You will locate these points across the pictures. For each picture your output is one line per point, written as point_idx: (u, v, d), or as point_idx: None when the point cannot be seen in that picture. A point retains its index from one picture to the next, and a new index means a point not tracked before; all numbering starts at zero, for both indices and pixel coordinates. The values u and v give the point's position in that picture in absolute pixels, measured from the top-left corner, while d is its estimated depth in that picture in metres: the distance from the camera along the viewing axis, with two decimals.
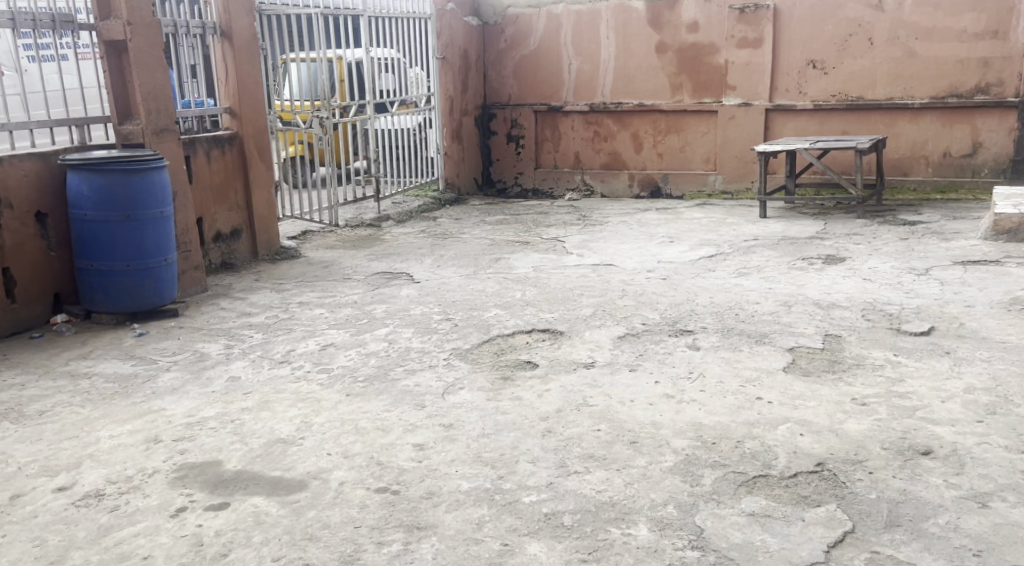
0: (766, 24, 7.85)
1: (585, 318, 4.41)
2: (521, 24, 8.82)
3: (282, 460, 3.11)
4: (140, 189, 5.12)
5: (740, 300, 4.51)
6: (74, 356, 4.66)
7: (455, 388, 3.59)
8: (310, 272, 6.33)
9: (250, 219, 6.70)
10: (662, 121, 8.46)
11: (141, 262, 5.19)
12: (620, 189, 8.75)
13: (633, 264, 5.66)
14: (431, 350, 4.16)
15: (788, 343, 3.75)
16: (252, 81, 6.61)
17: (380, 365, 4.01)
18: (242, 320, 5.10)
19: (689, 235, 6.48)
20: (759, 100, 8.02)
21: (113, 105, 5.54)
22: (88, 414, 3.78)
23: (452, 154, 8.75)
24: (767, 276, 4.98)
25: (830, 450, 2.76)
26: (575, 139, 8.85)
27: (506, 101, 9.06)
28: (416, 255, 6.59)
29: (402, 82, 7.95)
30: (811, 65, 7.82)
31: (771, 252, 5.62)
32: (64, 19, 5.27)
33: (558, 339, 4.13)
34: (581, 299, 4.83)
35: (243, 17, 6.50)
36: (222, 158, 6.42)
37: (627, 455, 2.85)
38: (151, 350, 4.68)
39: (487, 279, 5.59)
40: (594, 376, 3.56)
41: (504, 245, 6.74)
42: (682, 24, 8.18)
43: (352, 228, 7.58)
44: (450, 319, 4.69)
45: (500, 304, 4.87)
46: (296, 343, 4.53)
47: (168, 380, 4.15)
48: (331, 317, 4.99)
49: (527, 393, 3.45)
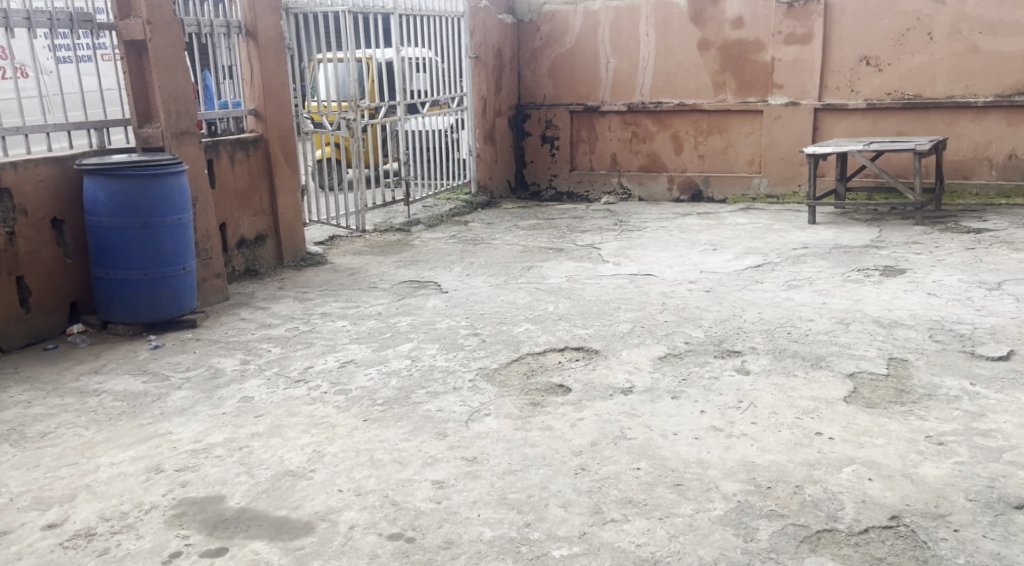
0: (816, 18, 7.46)
1: (622, 335, 4.10)
2: (557, 21, 8.50)
3: (290, 497, 2.83)
4: (157, 195, 4.89)
5: (793, 316, 4.17)
6: (85, 370, 4.40)
7: (480, 414, 3.30)
8: (336, 279, 6.08)
9: (276, 224, 6.48)
10: (703, 122, 8.10)
11: (158, 270, 4.96)
12: (660, 191, 8.41)
13: (673, 274, 5.34)
14: (457, 369, 3.88)
15: (848, 368, 3.40)
16: (279, 82, 6.38)
17: (401, 387, 3.72)
18: (262, 332, 4.84)
19: (733, 243, 6.14)
20: (808, 99, 7.63)
21: (132, 107, 5.32)
22: (91, 438, 3.49)
23: (485, 155, 8.46)
24: (820, 289, 4.63)
25: (905, 500, 2.42)
26: (612, 140, 8.52)
27: (541, 100, 8.75)
28: (446, 262, 6.31)
29: (435, 82, 7.69)
30: (864, 62, 7.41)
31: (823, 262, 5.25)
32: (83, 19, 5.11)
33: (593, 359, 3.82)
34: (618, 313, 4.51)
35: (270, 16, 6.27)
36: (247, 161, 6.19)
37: (672, 500, 2.53)
38: (164, 365, 4.41)
39: (518, 290, 5.30)
40: (633, 404, 3.25)
41: (537, 252, 6.44)
42: (726, 19, 7.81)
43: (381, 234, 7.33)
44: (478, 334, 4.41)
45: (531, 318, 4.58)
46: (315, 359, 4.27)
47: (178, 400, 3.86)
48: (353, 330, 4.72)
49: (558, 423, 3.15)
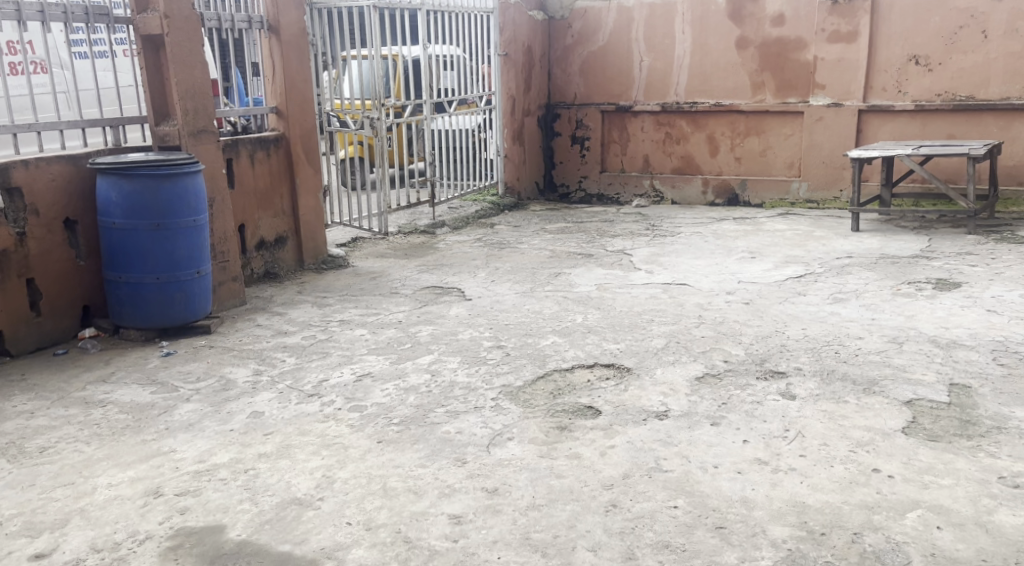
0: (861, 15, 7.14)
1: (656, 352, 3.85)
2: (590, 18, 8.24)
3: (295, 529, 2.60)
4: (171, 196, 4.68)
5: (840, 334, 3.90)
6: (93, 379, 4.11)
7: (502, 439, 3.06)
8: (357, 284, 5.87)
9: (296, 226, 6.28)
10: (740, 123, 7.80)
11: (172, 274, 4.74)
12: (693, 195, 8.11)
13: (709, 283, 5.07)
14: (479, 386, 3.64)
15: (905, 395, 3.14)
16: (302, 79, 6.17)
17: (419, 405, 3.49)
18: (277, 341, 4.62)
19: (772, 251, 5.85)
20: (851, 100, 7.31)
21: (149, 103, 5.11)
22: (91, 455, 3.22)
23: (514, 156, 8.21)
24: (869, 304, 4.36)
25: (981, 555, 2.18)
26: (645, 141, 8.24)
27: (572, 100, 8.49)
28: (471, 267, 6.08)
29: (464, 80, 7.47)
30: (913, 61, 7.07)
31: (869, 273, 4.97)
32: (98, 12, 4.89)
33: (624, 378, 3.57)
34: (651, 326, 4.26)
35: (294, 11, 6.07)
36: (267, 161, 6.00)
37: (713, 546, 2.30)
38: (175, 375, 4.13)
39: (545, 298, 5.06)
40: (668, 430, 3.00)
41: (565, 258, 6.20)
42: (766, 16, 7.51)
43: (406, 236, 7.13)
44: (502, 346, 4.18)
45: (559, 331, 4.34)
46: (331, 371, 4.04)
47: (185, 414, 3.59)
48: (371, 340, 4.51)
49: (586, 451, 2.90)
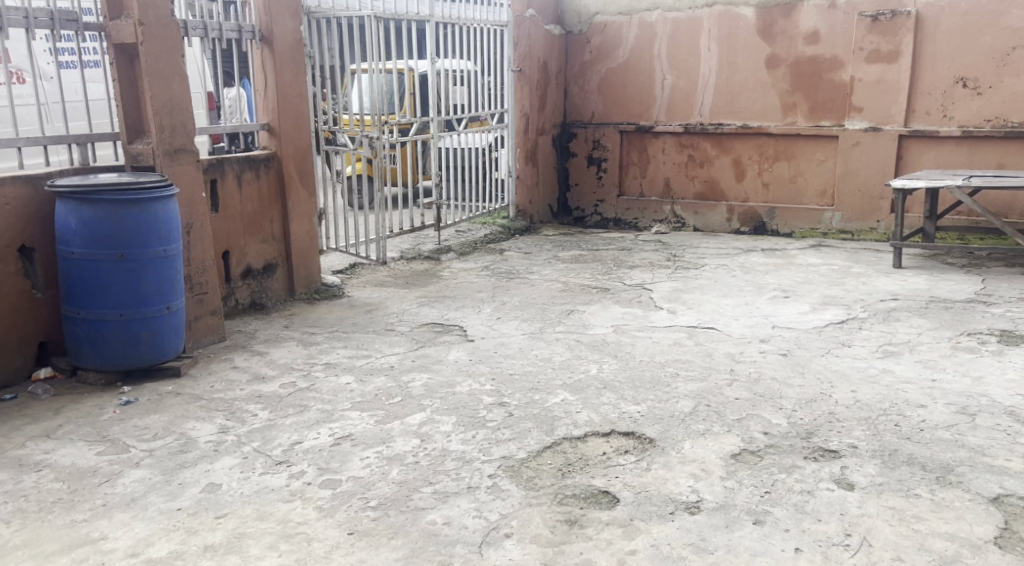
0: (905, 34, 6.60)
1: (682, 418, 3.31)
2: (609, 33, 7.72)
3: None
4: (139, 223, 4.17)
5: (898, 400, 3.35)
6: (35, 434, 3.59)
7: (498, 536, 2.55)
8: (350, 318, 5.35)
9: (287, 253, 5.76)
10: (769, 146, 7.27)
11: (137, 311, 4.22)
12: (716, 222, 7.57)
13: (740, 328, 4.54)
14: (475, 458, 3.09)
15: (990, 489, 2.61)
16: (296, 94, 5.66)
17: (404, 480, 2.95)
18: (252, 388, 4.10)
19: (808, 289, 5.30)
20: (891, 124, 6.76)
21: (122, 119, 4.57)
22: (7, 541, 2.71)
23: (526, 177, 7.71)
24: (926, 360, 3.81)
25: None
26: (666, 163, 7.71)
27: (589, 118, 7.97)
28: (475, 301, 5.56)
29: (475, 96, 6.97)
30: (961, 84, 6.52)
31: (922, 320, 4.42)
32: (66, 18, 4.40)
33: (646, 451, 3.04)
34: (676, 383, 3.71)
35: (289, 20, 5.56)
36: (257, 183, 5.49)
37: None
38: (129, 431, 3.60)
39: (555, 342, 4.52)
40: (701, 530, 2.49)
41: (578, 292, 5.67)
42: (799, 34, 6.99)
43: (407, 263, 6.61)
44: (504, 404, 3.63)
45: (569, 385, 3.79)
46: (306, 430, 3.50)
47: (130, 485, 3.07)
48: (357, 390, 3.97)
49: (601, 559, 2.41)
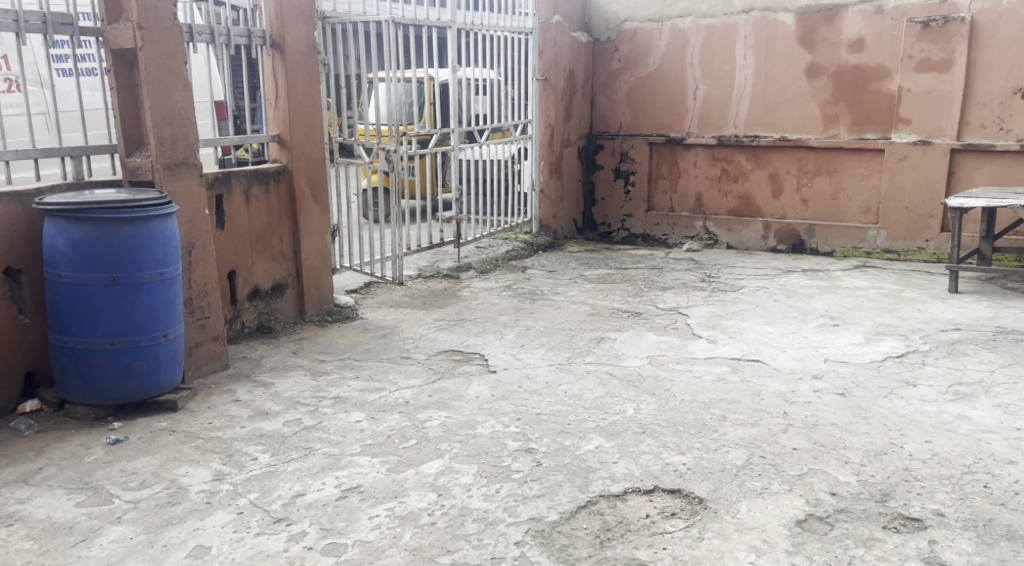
0: (958, 41, 6.18)
1: (735, 472, 2.91)
2: (639, 40, 7.34)
3: None
4: (132, 243, 3.81)
5: (982, 454, 2.95)
6: (12, 479, 3.24)
7: None
8: (363, 343, 4.98)
9: (298, 272, 5.40)
10: (809, 160, 6.85)
11: (130, 340, 3.86)
12: (752, 240, 7.15)
13: (789, 361, 4.13)
14: (500, 519, 2.71)
15: None
16: (309, 103, 5.30)
17: (422, 547, 2.59)
18: (253, 426, 3.73)
19: (858, 316, 4.89)
20: (943, 138, 6.34)
21: (119, 130, 4.21)
22: None
23: (550, 191, 7.33)
24: (1005, 404, 3.40)
25: None
26: (698, 177, 7.32)
27: (617, 130, 7.58)
28: (497, 325, 5.18)
29: (498, 105, 6.61)
30: (1019, 94, 6.09)
31: (992, 355, 4.01)
32: (60, 22, 4.02)
33: (695, 516, 2.66)
34: (724, 428, 3.30)
35: (303, 25, 5.18)
36: (265, 198, 5.14)
37: None
38: (115, 476, 3.25)
39: (585, 375, 4.12)
40: None
41: (608, 316, 5.28)
42: (843, 41, 6.59)
43: (425, 281, 6.26)
44: (531, 449, 3.24)
45: (603, 428, 3.40)
46: (310, 479, 3.13)
47: (108, 546, 2.72)
48: (368, 431, 3.59)
49: None
